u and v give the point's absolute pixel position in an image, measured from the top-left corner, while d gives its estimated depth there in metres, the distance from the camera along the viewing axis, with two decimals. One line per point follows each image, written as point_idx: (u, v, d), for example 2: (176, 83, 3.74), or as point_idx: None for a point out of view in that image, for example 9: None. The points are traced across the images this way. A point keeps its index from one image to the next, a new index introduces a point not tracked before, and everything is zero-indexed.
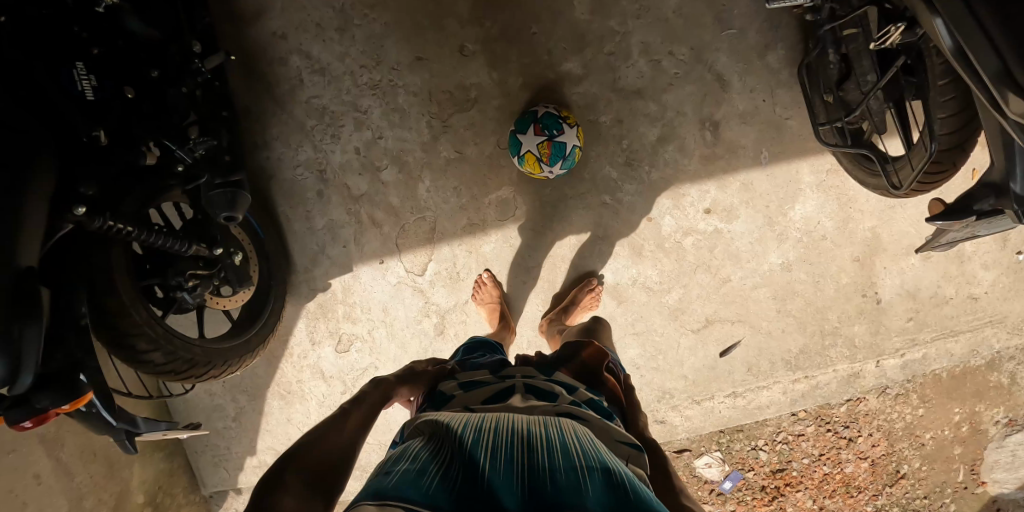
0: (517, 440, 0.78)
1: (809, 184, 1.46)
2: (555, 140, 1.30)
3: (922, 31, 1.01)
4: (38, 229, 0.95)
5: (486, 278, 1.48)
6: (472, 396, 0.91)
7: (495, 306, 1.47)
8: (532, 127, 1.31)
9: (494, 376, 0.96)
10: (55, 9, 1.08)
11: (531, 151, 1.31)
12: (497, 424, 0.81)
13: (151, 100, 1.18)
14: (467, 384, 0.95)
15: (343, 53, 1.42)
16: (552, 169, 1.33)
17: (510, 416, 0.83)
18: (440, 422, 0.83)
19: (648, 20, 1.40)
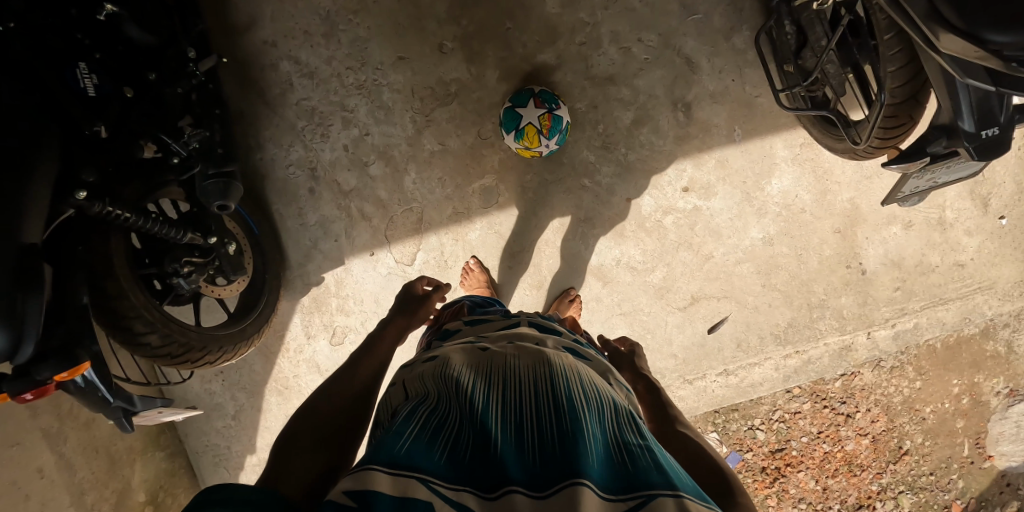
0: (528, 405, 0.76)
1: (783, 158, 1.51)
2: (554, 112, 1.37)
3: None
4: (41, 210, 1.01)
5: (474, 264, 1.52)
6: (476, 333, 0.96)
7: (483, 290, 1.50)
8: (532, 101, 1.38)
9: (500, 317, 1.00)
10: (60, 18, 1.21)
11: (532, 122, 1.37)
12: (507, 381, 0.79)
13: (150, 98, 1.25)
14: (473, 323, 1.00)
15: (329, 57, 1.52)
16: (550, 143, 1.39)
17: (518, 369, 0.80)
18: (449, 375, 0.80)
19: (616, 10, 1.47)
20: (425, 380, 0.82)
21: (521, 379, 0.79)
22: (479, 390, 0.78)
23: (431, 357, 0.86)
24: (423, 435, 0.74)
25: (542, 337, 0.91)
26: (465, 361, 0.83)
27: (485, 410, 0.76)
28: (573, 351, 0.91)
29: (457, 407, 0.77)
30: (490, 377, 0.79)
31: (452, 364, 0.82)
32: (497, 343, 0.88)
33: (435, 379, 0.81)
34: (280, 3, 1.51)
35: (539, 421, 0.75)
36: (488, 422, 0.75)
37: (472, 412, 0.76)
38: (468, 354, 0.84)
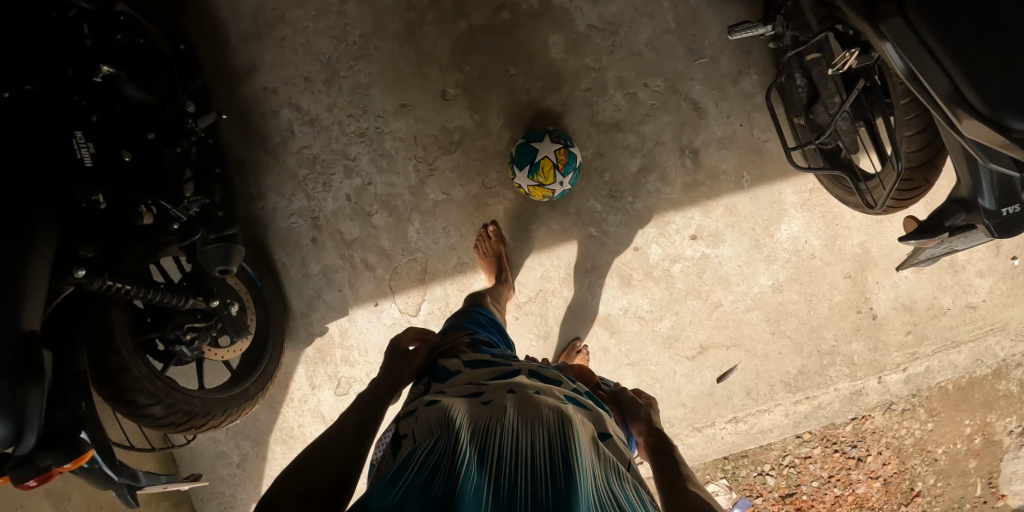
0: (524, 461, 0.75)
1: (793, 204, 1.48)
2: (570, 148, 1.37)
3: (877, 54, 1.03)
4: (40, 295, 1.01)
5: (491, 230, 1.46)
6: (475, 371, 0.94)
7: (493, 261, 1.45)
8: (547, 136, 1.37)
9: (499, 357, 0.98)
10: (56, 82, 1.18)
11: (548, 156, 1.35)
12: (507, 437, 0.78)
13: (150, 161, 1.24)
14: (470, 359, 0.97)
15: (331, 104, 1.51)
16: (564, 179, 1.37)
17: (518, 427, 0.79)
18: (450, 420, 0.79)
19: (622, 55, 1.46)
20: (425, 424, 0.81)
21: (521, 437, 0.78)
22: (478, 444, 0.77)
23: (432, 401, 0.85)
24: (418, 482, 0.72)
25: (540, 385, 0.89)
26: (467, 411, 0.81)
27: (482, 464, 0.75)
28: (570, 402, 0.89)
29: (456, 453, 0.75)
30: (490, 430, 0.78)
31: (452, 411, 0.82)
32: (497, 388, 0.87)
33: (435, 424, 0.80)
34: (281, 50, 1.52)
35: (535, 479, 0.74)
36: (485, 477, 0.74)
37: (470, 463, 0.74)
38: (470, 402, 0.83)
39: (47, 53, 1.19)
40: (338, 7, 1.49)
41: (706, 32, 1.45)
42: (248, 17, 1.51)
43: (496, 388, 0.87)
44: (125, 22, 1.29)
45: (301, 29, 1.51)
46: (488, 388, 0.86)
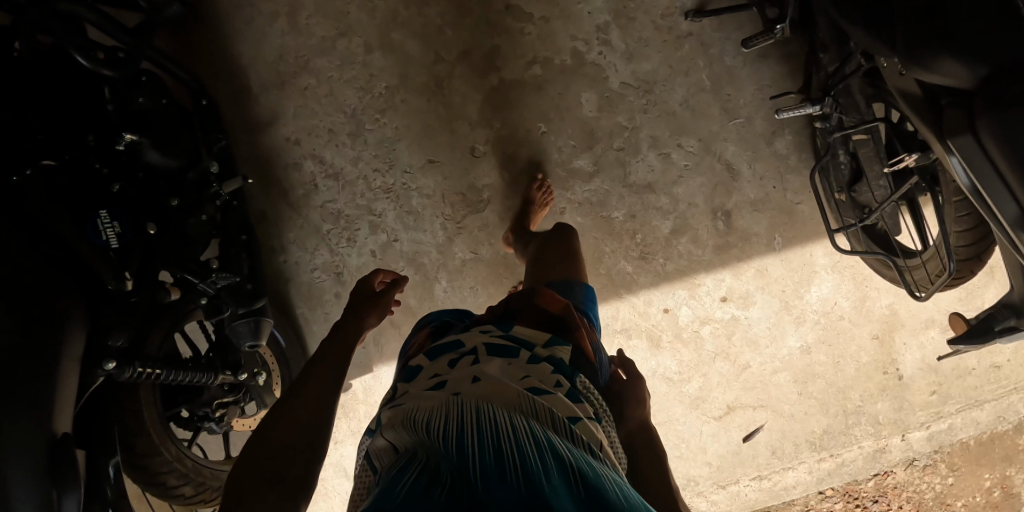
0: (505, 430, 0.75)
1: (823, 265, 1.45)
2: None
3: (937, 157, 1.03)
4: (71, 393, 1.00)
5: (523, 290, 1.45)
6: (441, 366, 0.90)
7: None
8: None
9: (459, 343, 0.94)
10: (79, 151, 1.13)
11: None
12: (484, 412, 0.77)
13: (173, 230, 1.20)
14: (434, 353, 0.93)
15: (355, 157, 1.47)
16: None
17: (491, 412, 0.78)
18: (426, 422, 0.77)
19: (655, 114, 1.43)
20: (401, 429, 0.79)
21: (497, 420, 0.76)
22: (454, 431, 0.75)
23: (403, 407, 0.83)
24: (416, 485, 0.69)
25: (504, 368, 0.87)
26: (438, 405, 0.80)
27: (461, 448, 0.73)
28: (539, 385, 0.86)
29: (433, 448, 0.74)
30: (464, 417, 0.76)
31: (424, 410, 0.80)
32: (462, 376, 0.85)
33: (410, 426, 0.79)
34: (304, 99, 1.48)
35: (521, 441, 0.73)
36: (466, 460, 0.71)
37: (449, 452, 0.72)
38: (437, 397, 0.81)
39: (67, 118, 1.14)
40: (364, 58, 1.46)
41: (741, 91, 1.43)
42: (270, 66, 1.47)
43: (460, 376, 0.85)
44: (147, 83, 1.24)
45: (325, 79, 1.47)
46: (454, 379, 0.84)
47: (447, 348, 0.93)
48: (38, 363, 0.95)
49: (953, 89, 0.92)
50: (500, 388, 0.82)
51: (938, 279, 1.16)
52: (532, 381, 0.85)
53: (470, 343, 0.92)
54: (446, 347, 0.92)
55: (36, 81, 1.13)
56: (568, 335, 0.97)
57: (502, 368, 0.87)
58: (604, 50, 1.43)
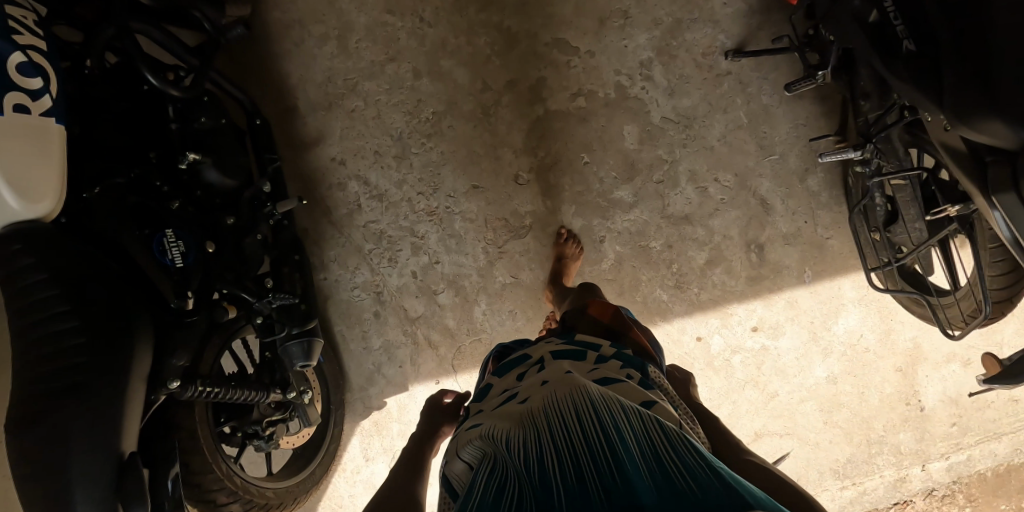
0: (572, 434, 0.78)
1: (851, 298, 1.50)
2: None
3: (978, 208, 1.08)
4: (136, 410, 1.00)
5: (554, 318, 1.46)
6: (511, 378, 0.94)
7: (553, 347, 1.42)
8: None
9: (525, 354, 0.98)
10: (142, 167, 1.14)
11: None
12: (551, 416, 0.80)
13: (229, 248, 1.21)
14: (502, 369, 0.98)
15: (400, 180, 1.50)
16: None
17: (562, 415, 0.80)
18: (497, 435, 0.81)
19: (694, 149, 1.48)
20: (476, 447, 0.83)
21: (569, 423, 0.79)
22: (530, 447, 0.78)
23: (475, 425, 0.87)
24: (490, 502, 0.75)
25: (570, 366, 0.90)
26: (507, 417, 0.84)
27: (540, 463, 0.76)
28: (606, 378, 0.88)
29: (511, 465, 0.77)
30: (536, 430, 0.79)
31: (496, 426, 0.83)
32: (530, 385, 0.89)
33: (485, 443, 0.82)
34: (351, 121, 1.50)
35: (587, 444, 0.76)
36: (541, 475, 0.75)
37: (529, 470, 0.75)
38: (508, 410, 0.85)
39: (132, 134, 1.16)
40: (412, 83, 1.49)
41: (777, 129, 1.48)
42: (317, 85, 1.50)
43: (529, 385, 0.89)
44: (208, 103, 1.25)
45: (373, 102, 1.50)
46: (522, 390, 0.87)
47: (514, 361, 0.97)
48: (105, 381, 0.96)
49: (997, 148, 0.97)
50: (568, 383, 0.85)
51: (973, 318, 1.20)
52: (598, 375, 0.88)
53: (536, 351, 0.96)
54: (513, 360, 0.96)
55: (105, 99, 1.14)
56: (628, 340, 1.02)
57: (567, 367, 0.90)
58: (646, 85, 1.48)
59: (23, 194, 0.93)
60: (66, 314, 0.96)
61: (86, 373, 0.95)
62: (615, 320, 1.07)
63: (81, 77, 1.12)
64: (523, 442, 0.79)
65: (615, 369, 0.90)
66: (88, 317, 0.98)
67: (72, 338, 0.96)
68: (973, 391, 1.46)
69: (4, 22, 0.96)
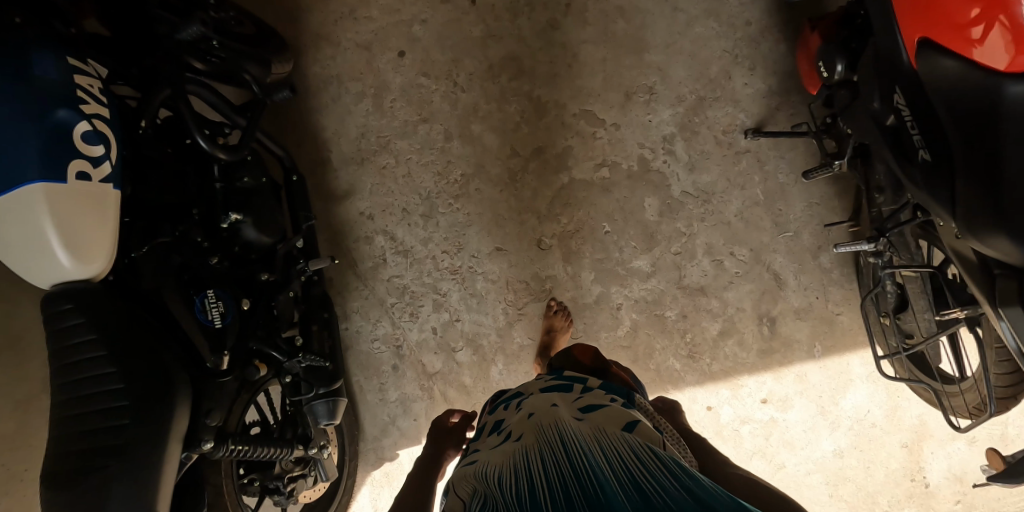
0: (560, 464, 0.82)
1: (859, 374, 1.54)
2: None
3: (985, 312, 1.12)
4: (170, 474, 1.03)
5: None
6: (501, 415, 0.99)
7: None
8: None
9: (515, 392, 1.03)
10: (186, 224, 1.19)
11: None
12: (540, 449, 0.85)
13: (263, 307, 1.25)
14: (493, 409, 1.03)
15: (426, 238, 1.55)
16: None
17: (549, 449, 0.84)
18: (490, 471, 0.85)
19: (712, 223, 1.53)
20: (471, 483, 0.86)
21: (557, 457, 0.83)
22: (521, 481, 0.82)
23: (470, 463, 0.91)
24: None
25: (558, 399, 0.95)
26: (500, 454, 0.88)
27: (531, 495, 0.79)
28: (591, 405, 0.93)
29: (502, 497, 0.80)
30: (527, 464, 0.83)
31: (488, 463, 0.87)
32: (520, 421, 0.93)
33: (479, 481, 0.86)
34: (382, 177, 1.58)
35: (573, 472, 0.80)
36: (532, 504, 0.78)
37: (519, 501, 0.79)
38: (501, 447, 0.89)
39: (179, 190, 1.20)
40: (442, 144, 1.57)
41: (792, 207, 1.54)
42: (351, 141, 1.59)
43: (519, 420, 0.93)
44: (251, 163, 1.30)
45: (404, 160, 1.57)
46: (513, 427, 0.92)
47: (506, 399, 1.02)
48: (143, 447, 0.99)
49: (1006, 261, 1.02)
50: (554, 416, 0.90)
51: (978, 412, 1.24)
52: (583, 404, 0.93)
53: (525, 388, 1.02)
54: (504, 399, 1.02)
55: (157, 159, 1.19)
56: (612, 375, 1.09)
57: (554, 400, 0.95)
58: (668, 159, 1.54)
59: (82, 261, 0.99)
60: (112, 375, 1.00)
61: (127, 436, 0.98)
62: (596, 360, 1.13)
63: (136, 138, 1.16)
64: (514, 474, 0.83)
65: (600, 397, 0.95)
66: (132, 378, 1.01)
67: (117, 400, 0.99)
68: (977, 471, 1.49)
69: (73, 92, 1.01)
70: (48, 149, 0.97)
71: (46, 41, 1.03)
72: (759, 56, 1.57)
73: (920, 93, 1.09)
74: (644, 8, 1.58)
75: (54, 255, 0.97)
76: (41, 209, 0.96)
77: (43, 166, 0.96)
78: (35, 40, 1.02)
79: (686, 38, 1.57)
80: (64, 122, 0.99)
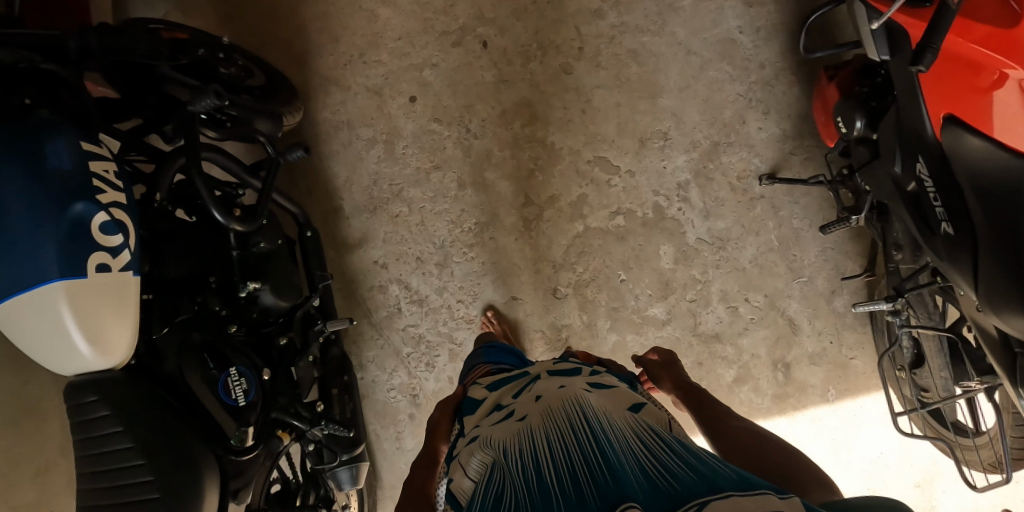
0: (565, 439, 0.83)
1: (872, 417, 1.55)
2: None
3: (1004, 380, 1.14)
4: None
5: None
6: (506, 395, 1.01)
7: None
8: None
9: (521, 373, 1.05)
10: (205, 295, 1.19)
11: None
12: (546, 427, 0.86)
13: (282, 374, 1.24)
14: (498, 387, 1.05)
15: (441, 287, 1.55)
16: None
17: (556, 426, 0.86)
18: (497, 446, 0.87)
19: (727, 269, 1.54)
20: (478, 461, 0.87)
21: (563, 434, 0.84)
22: (528, 455, 0.83)
23: (476, 439, 0.92)
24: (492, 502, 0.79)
25: (563, 380, 0.97)
26: (507, 430, 0.89)
27: (537, 474, 0.80)
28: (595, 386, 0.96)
29: (511, 470, 0.82)
30: (534, 440, 0.85)
31: (495, 439, 0.89)
32: (526, 400, 0.95)
33: (486, 455, 0.87)
34: (395, 225, 1.57)
35: (577, 444, 0.82)
36: (538, 477, 0.79)
37: (525, 473, 0.80)
38: (507, 423, 0.91)
39: (196, 261, 1.18)
40: (456, 192, 1.56)
41: (807, 252, 1.54)
42: (363, 189, 1.58)
43: (525, 399, 0.95)
44: (268, 227, 1.29)
45: (417, 208, 1.56)
46: (518, 406, 0.94)
47: (511, 380, 1.04)
48: None
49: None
50: (560, 396, 0.91)
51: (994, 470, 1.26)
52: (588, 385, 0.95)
53: (530, 370, 1.04)
54: (509, 380, 1.04)
55: (173, 233, 1.17)
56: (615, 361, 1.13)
57: (561, 380, 0.97)
58: (683, 206, 1.54)
59: (105, 353, 0.98)
60: (141, 468, 1.00)
61: None
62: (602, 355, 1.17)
63: (151, 211, 1.14)
64: (521, 449, 0.84)
65: (605, 382, 0.97)
66: (161, 469, 1.00)
67: (148, 493, 0.99)
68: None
69: (89, 181, 0.99)
70: (67, 246, 0.95)
71: (60, 126, 1.00)
72: (773, 99, 1.56)
73: (944, 165, 1.09)
74: (657, 51, 1.57)
75: (78, 351, 0.97)
76: (63, 308, 0.94)
77: (63, 265, 0.95)
78: (48, 126, 0.99)
79: (700, 82, 1.56)
80: (81, 216, 0.97)
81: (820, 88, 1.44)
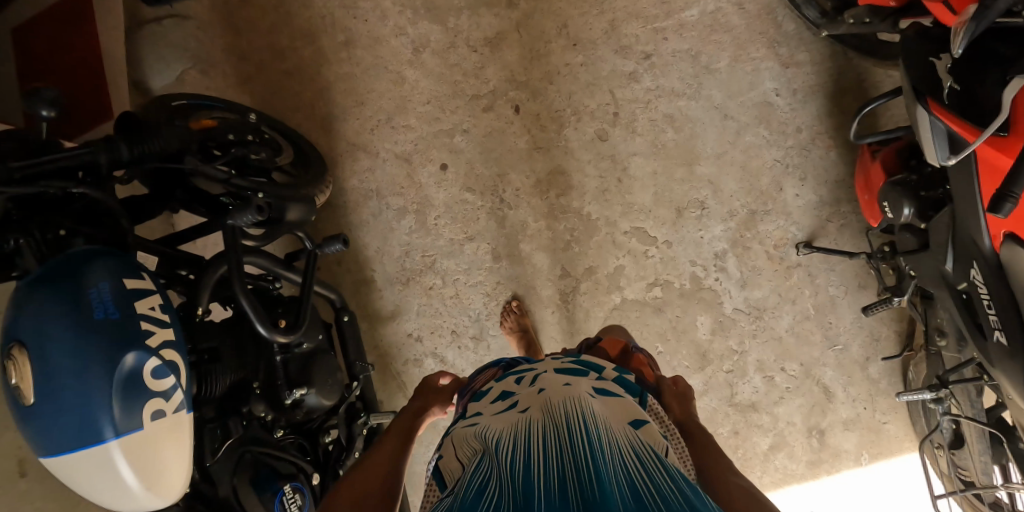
0: (560, 446, 0.71)
1: (906, 481, 1.57)
2: None
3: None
4: None
5: None
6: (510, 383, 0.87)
7: None
8: None
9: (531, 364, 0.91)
10: (251, 401, 1.16)
11: None
12: (546, 428, 0.74)
13: (332, 477, 1.26)
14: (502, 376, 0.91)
15: (477, 360, 1.56)
16: None
17: (554, 429, 0.73)
18: (488, 436, 0.75)
19: (763, 338, 1.54)
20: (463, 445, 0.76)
21: (560, 439, 0.72)
22: (519, 454, 0.71)
23: (471, 423, 0.80)
24: (469, 499, 0.68)
25: (572, 377, 0.83)
26: (503, 421, 0.77)
27: (522, 476, 0.69)
28: (605, 393, 0.82)
29: (498, 468, 0.70)
30: (529, 439, 0.73)
31: (490, 428, 0.77)
32: (530, 393, 0.82)
33: (477, 443, 0.76)
34: (429, 298, 1.55)
35: (573, 454, 0.70)
36: (527, 484, 0.68)
37: (512, 473, 0.69)
38: (505, 413, 0.79)
39: (243, 371, 1.16)
40: (491, 264, 1.54)
41: (842, 320, 1.53)
42: (395, 260, 1.55)
43: (529, 392, 0.82)
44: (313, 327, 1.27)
45: (451, 280, 1.54)
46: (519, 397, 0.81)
47: (520, 368, 0.90)
48: None
49: None
50: (566, 393, 0.78)
51: None
52: (598, 388, 0.81)
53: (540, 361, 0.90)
54: (518, 368, 0.90)
55: (219, 348, 1.14)
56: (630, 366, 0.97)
57: (573, 377, 0.83)
58: (720, 276, 1.54)
59: (163, 495, 0.97)
60: None
61: None
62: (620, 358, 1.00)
63: (195, 324, 1.11)
64: (513, 446, 0.72)
65: (618, 389, 0.84)
66: None
67: None
68: None
69: (138, 324, 0.95)
70: (121, 400, 0.91)
71: (100, 264, 0.95)
72: (811, 164, 1.52)
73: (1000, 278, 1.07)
74: (694, 116, 1.53)
75: (137, 498, 0.95)
76: (120, 464, 0.92)
77: (119, 421, 0.91)
78: (89, 266, 0.94)
79: (738, 147, 1.53)
80: (133, 365, 0.93)
81: (862, 162, 1.43)
